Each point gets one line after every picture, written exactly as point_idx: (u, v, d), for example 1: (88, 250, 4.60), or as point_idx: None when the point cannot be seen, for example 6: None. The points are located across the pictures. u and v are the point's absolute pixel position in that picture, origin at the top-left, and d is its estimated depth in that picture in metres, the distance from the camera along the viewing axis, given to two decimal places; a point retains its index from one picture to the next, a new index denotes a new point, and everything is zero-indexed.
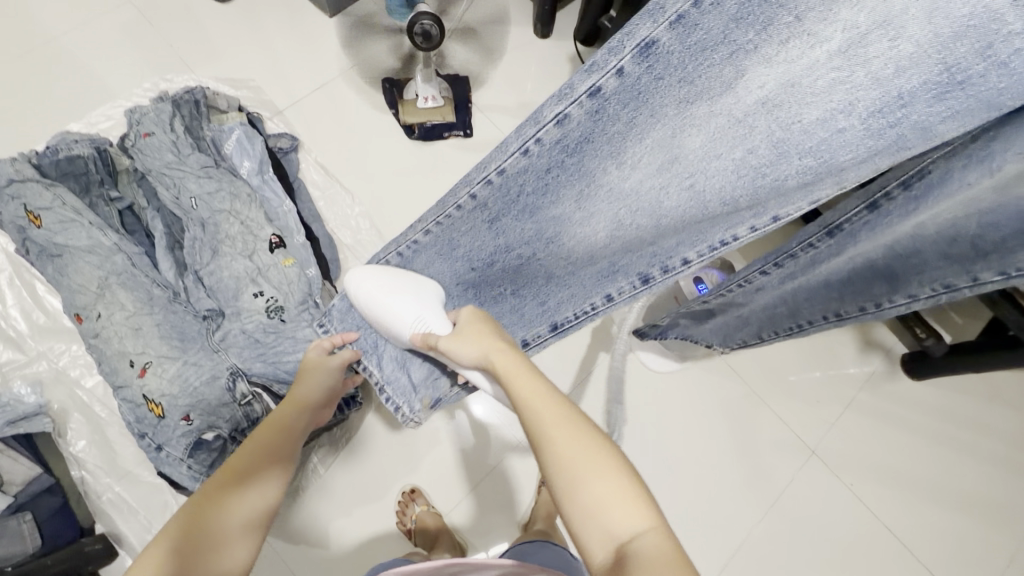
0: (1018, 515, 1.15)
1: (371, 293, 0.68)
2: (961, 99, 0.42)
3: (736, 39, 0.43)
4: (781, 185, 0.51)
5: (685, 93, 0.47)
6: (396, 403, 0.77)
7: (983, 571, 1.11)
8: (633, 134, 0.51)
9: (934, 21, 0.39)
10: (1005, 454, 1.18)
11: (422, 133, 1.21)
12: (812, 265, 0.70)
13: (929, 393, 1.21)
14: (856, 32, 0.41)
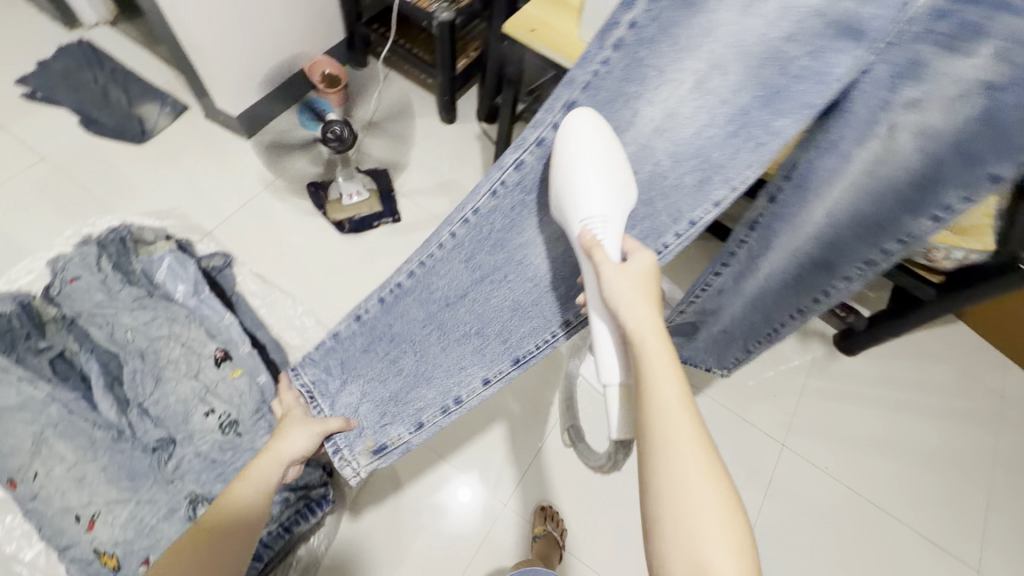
0: (980, 459, 1.22)
1: (584, 156, 0.53)
2: (784, 103, 0.51)
3: (625, 91, 0.53)
4: (686, 190, 0.59)
5: None
6: (338, 445, 0.81)
7: (969, 521, 1.15)
8: None
9: (744, 57, 0.49)
10: (948, 404, 1.27)
11: (353, 226, 1.27)
12: (752, 261, 0.75)
13: (869, 365, 1.30)
14: (701, 73, 0.51)
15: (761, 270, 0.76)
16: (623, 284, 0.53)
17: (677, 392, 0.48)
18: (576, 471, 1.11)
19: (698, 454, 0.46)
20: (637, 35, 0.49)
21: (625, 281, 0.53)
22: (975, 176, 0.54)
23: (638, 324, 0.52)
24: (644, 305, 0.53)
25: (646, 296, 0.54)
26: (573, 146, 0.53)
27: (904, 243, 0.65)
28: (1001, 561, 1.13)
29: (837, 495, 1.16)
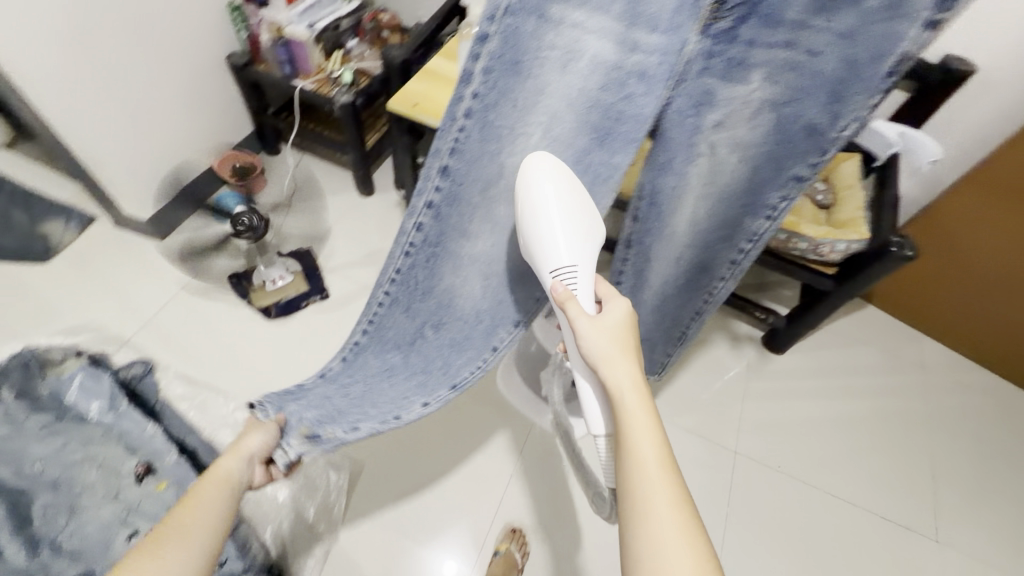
0: (915, 430, 1.29)
1: (548, 205, 0.56)
2: (615, 145, 0.59)
3: (487, 152, 0.57)
4: None
5: (482, 188, 0.61)
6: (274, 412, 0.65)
7: (918, 492, 1.21)
8: (472, 220, 0.64)
9: (569, 110, 0.56)
10: (875, 383, 1.35)
11: (281, 310, 1.26)
12: (640, 274, 0.80)
13: (800, 360, 1.37)
14: (542, 128, 0.57)
15: (652, 277, 0.80)
16: (599, 342, 0.57)
17: (653, 446, 0.50)
18: (544, 520, 1.06)
19: (671, 505, 0.47)
20: (482, 102, 0.53)
21: (602, 339, 0.57)
22: (783, 180, 0.60)
23: (615, 379, 0.55)
24: (624, 360, 0.56)
25: (621, 351, 0.57)
26: (538, 191, 0.56)
27: (749, 245, 0.70)
28: (954, 525, 1.18)
29: (794, 492, 1.19)
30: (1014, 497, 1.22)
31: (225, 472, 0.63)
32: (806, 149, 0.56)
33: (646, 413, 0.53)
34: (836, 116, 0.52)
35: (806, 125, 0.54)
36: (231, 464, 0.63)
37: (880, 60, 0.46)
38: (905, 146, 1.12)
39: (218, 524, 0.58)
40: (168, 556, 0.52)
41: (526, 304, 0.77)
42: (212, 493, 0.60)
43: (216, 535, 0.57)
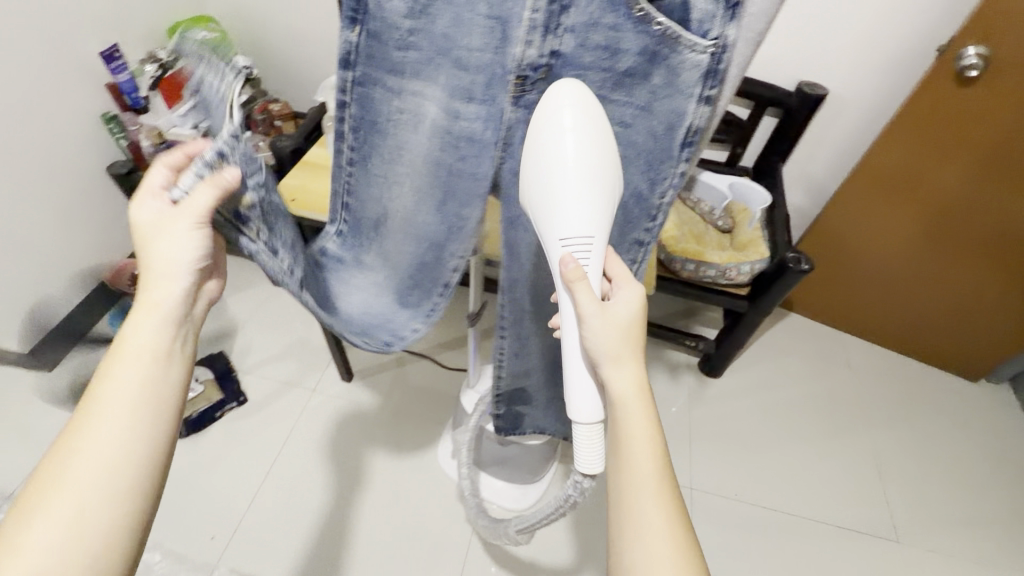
0: (854, 428, 1.32)
1: (564, 158, 0.45)
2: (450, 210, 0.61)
3: (368, 191, 0.62)
4: (426, 266, 0.67)
5: (377, 219, 0.64)
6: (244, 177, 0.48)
7: (869, 491, 1.22)
8: (373, 244, 0.66)
9: (424, 169, 0.59)
10: (810, 388, 1.38)
11: (192, 425, 1.15)
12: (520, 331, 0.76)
13: (737, 378, 1.39)
14: (413, 179, 0.60)
15: (542, 329, 0.76)
16: (612, 340, 0.51)
17: (651, 456, 0.52)
18: None
19: (661, 511, 0.50)
20: (359, 154, 0.59)
21: (615, 335, 0.51)
22: (629, 243, 0.60)
23: (623, 384, 0.52)
24: (635, 365, 0.52)
25: (631, 352, 0.52)
26: (555, 133, 0.46)
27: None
28: (911, 519, 1.18)
29: (758, 517, 1.17)
30: (958, 478, 1.25)
31: (163, 295, 0.45)
32: (641, 213, 0.56)
33: (647, 421, 0.52)
34: (655, 180, 0.53)
35: (636, 191, 0.55)
36: (178, 240, 0.45)
37: (674, 131, 0.49)
38: (736, 195, 1.25)
39: (172, 365, 0.46)
40: (110, 433, 0.42)
41: (428, 304, 0.70)
42: (152, 315, 0.45)
43: (170, 391, 0.46)
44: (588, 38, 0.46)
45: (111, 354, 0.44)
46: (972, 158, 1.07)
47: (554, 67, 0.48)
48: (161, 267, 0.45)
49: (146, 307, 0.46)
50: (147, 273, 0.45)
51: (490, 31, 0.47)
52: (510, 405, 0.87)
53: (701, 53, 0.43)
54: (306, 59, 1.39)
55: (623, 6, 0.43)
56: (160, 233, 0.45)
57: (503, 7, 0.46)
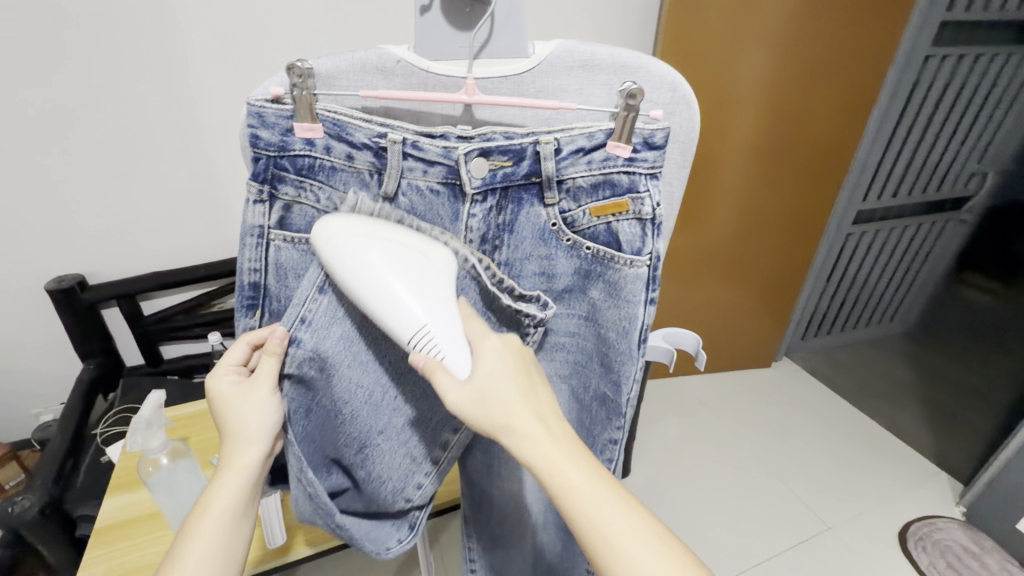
0: (743, 454, 1.49)
1: (366, 273, 0.32)
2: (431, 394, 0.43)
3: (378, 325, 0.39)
4: (394, 473, 0.43)
5: (369, 389, 0.40)
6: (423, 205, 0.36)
7: (786, 500, 1.36)
8: (364, 408, 0.41)
9: None
10: (695, 439, 1.53)
11: None
12: (497, 544, 0.59)
13: (642, 465, 1.44)
14: None
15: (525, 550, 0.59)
16: (478, 412, 0.34)
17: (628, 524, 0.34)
18: None
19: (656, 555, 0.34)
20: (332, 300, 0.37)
21: (480, 405, 0.34)
22: (601, 445, 0.47)
23: (532, 449, 0.34)
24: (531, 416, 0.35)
25: (517, 399, 0.35)
26: (355, 261, 0.32)
27: None
28: (824, 505, 1.36)
29: None
30: (820, 449, 1.52)
31: (247, 458, 0.40)
32: (608, 415, 0.45)
33: (584, 471, 0.35)
34: (618, 382, 0.43)
35: (598, 393, 0.45)
36: (262, 401, 0.39)
37: (629, 334, 0.40)
38: None
39: (247, 513, 0.41)
40: None
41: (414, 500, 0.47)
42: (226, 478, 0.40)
43: (239, 545, 0.40)
44: (523, 269, 0.39)
45: (201, 505, 0.39)
46: (690, 216, 1.40)
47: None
48: (244, 434, 0.39)
49: (223, 475, 0.40)
50: (229, 442, 0.40)
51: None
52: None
53: (535, 332, 0.39)
54: (9, 376, 1.00)
55: (552, 239, 0.38)
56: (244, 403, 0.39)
57: (430, 219, 0.36)
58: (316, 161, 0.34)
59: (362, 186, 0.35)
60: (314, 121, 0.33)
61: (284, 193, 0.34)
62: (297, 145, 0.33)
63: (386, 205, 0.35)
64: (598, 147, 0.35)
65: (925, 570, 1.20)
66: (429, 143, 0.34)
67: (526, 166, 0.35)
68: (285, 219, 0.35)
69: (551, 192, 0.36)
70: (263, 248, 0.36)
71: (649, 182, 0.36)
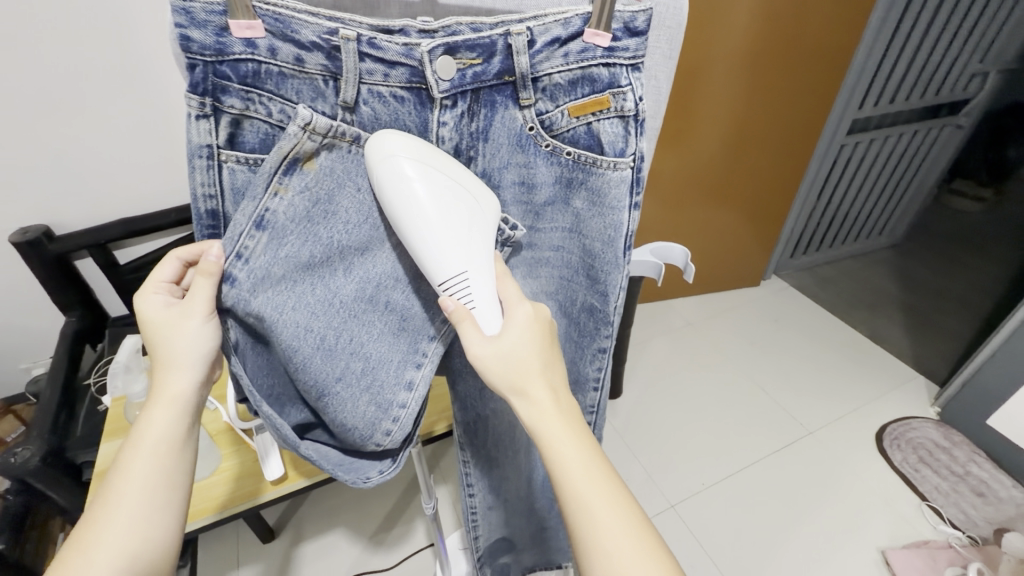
0: (730, 370, 1.54)
1: (411, 204, 0.32)
2: (389, 327, 0.41)
3: (320, 265, 0.36)
4: (364, 420, 0.42)
5: (317, 334, 0.37)
6: (386, 111, 0.33)
7: (769, 409, 1.43)
8: (317, 354, 0.38)
9: (356, 271, 0.38)
10: (685, 359, 1.57)
11: None
12: (494, 467, 0.62)
13: (635, 386, 1.49)
14: (367, 279, 0.39)
15: (512, 474, 0.63)
16: (500, 369, 0.35)
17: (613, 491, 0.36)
18: None
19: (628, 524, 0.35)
20: (272, 234, 0.34)
21: (503, 364, 0.35)
22: (591, 354, 0.49)
23: (538, 415, 0.35)
24: (573, 444, 0.35)
25: (538, 367, 0.35)
26: (400, 187, 0.32)
27: (595, 416, 0.55)
28: (806, 411, 1.42)
29: (729, 489, 1.25)
30: (804, 361, 1.57)
31: (176, 387, 0.42)
32: (596, 325, 0.46)
33: (580, 444, 0.35)
34: (605, 293, 0.43)
35: (585, 306, 0.46)
36: (194, 330, 0.41)
37: (614, 243, 0.40)
38: None
39: (185, 444, 0.43)
40: (114, 505, 0.39)
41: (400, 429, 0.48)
42: (159, 405, 0.42)
43: (181, 470, 0.43)
44: (502, 179, 0.36)
45: (132, 438, 0.41)
46: (677, 135, 1.34)
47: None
48: (172, 361, 0.41)
49: (156, 402, 0.42)
50: (159, 368, 0.42)
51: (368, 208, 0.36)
52: (494, 559, 0.76)
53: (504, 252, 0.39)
54: None
55: (530, 145, 0.35)
56: (169, 330, 0.41)
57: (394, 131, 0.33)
58: (261, 67, 0.30)
59: (315, 100, 0.32)
60: (252, 18, 0.28)
61: (230, 106, 0.30)
62: (236, 47, 0.29)
63: (347, 116, 0.32)
64: (575, 37, 0.32)
65: (897, 464, 1.29)
66: (387, 41, 0.30)
67: (498, 63, 0.32)
68: (235, 138, 0.31)
69: (526, 91, 0.32)
70: (215, 170, 0.32)
71: (632, 75, 0.33)
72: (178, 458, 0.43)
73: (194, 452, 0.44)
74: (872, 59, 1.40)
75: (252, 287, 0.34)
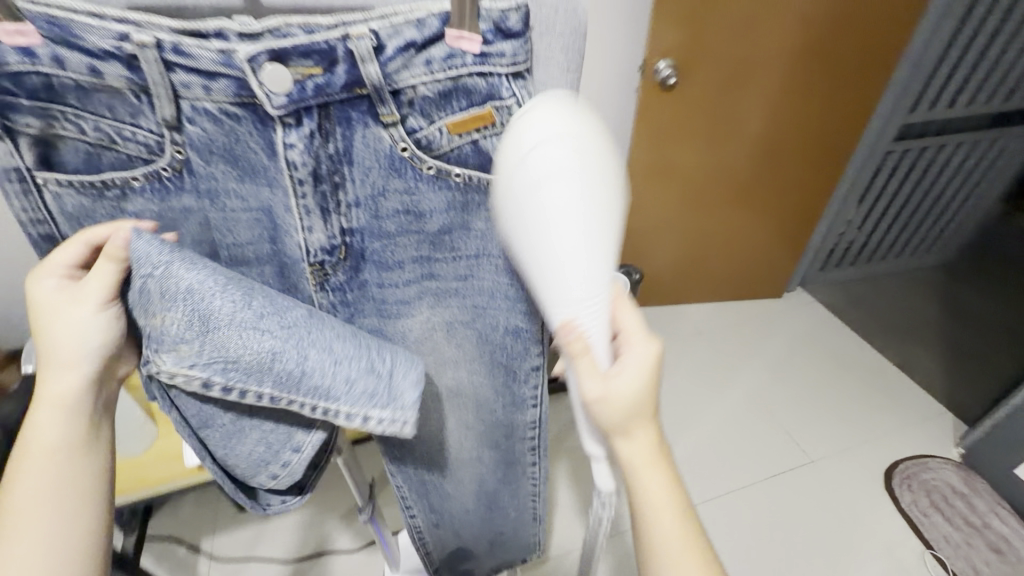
0: (737, 385, 1.46)
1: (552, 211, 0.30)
2: None
3: None
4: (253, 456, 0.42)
5: None
6: (217, 124, 0.30)
7: (773, 432, 1.34)
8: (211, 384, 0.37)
9: None
10: (689, 369, 1.49)
11: None
12: (429, 492, 0.59)
13: None
14: None
15: (450, 493, 0.60)
16: (613, 403, 0.37)
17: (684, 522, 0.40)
18: None
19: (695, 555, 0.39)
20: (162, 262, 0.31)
21: (615, 399, 0.37)
22: (523, 374, 0.46)
23: (633, 452, 0.39)
24: (662, 479, 0.39)
25: (643, 408, 0.38)
26: (541, 194, 0.30)
27: (537, 430, 0.53)
28: (811, 437, 1.33)
29: (716, 512, 1.19)
30: (819, 384, 1.47)
31: (64, 387, 0.38)
32: (525, 346, 0.43)
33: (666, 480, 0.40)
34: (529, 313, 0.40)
35: (510, 328, 0.41)
36: (81, 320, 0.37)
37: None
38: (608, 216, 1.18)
39: (89, 450, 0.40)
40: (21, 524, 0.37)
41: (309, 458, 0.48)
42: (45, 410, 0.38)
43: (91, 477, 0.39)
44: (381, 209, 0.33)
45: (26, 446, 0.38)
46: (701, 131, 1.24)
47: (354, 246, 0.35)
48: (57, 359, 0.37)
49: (42, 406, 0.37)
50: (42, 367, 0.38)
51: (252, 226, 0.34)
52: (454, 566, 0.73)
53: (410, 270, 0.37)
54: None
55: (406, 168, 0.32)
56: (56, 323, 0.36)
57: (237, 151, 0.31)
58: (57, 82, 0.28)
59: (133, 119, 0.30)
60: (21, 24, 0.27)
61: (30, 126, 0.29)
62: (12, 58, 0.27)
63: (174, 135, 0.30)
64: (435, 40, 0.29)
65: (904, 506, 1.19)
66: (196, 47, 0.27)
67: (344, 72, 0.29)
68: (52, 160, 0.30)
69: (385, 106, 0.29)
70: (35, 195, 0.31)
71: (514, 84, 0.30)
72: (83, 468, 0.39)
73: (103, 457, 0.41)
74: (928, 59, 1.26)
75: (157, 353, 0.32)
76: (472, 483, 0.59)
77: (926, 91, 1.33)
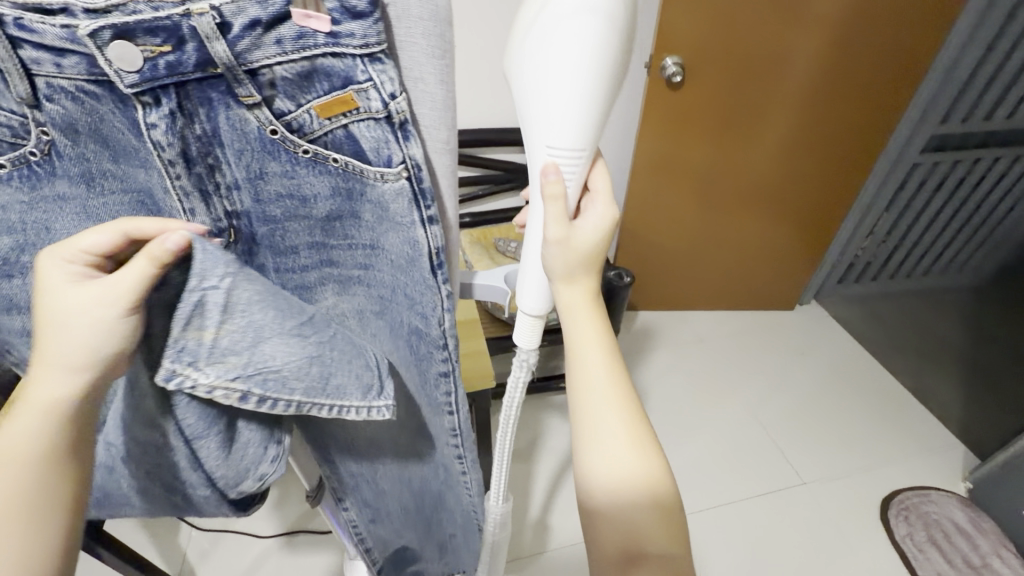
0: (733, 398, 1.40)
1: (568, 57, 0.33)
2: None
3: None
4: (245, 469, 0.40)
5: None
6: (75, 103, 0.29)
7: (766, 450, 1.29)
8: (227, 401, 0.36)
9: None
10: (683, 378, 1.44)
11: None
12: (361, 494, 0.59)
13: None
14: None
15: (381, 489, 0.59)
16: (573, 246, 0.41)
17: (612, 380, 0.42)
18: None
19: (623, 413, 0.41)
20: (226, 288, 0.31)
21: (576, 242, 0.41)
22: (434, 378, 0.45)
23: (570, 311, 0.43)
24: (596, 339, 0.43)
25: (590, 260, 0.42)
26: (561, 36, 0.32)
27: (459, 436, 0.52)
28: (806, 458, 1.27)
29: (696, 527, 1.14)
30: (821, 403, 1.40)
31: (57, 391, 0.30)
32: (429, 348, 0.42)
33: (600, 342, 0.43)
34: (426, 314, 0.40)
35: (411, 327, 0.41)
36: (95, 326, 0.30)
37: (417, 262, 0.37)
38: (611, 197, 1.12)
39: (73, 467, 0.31)
40: None
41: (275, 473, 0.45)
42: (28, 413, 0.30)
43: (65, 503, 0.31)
44: (261, 192, 0.33)
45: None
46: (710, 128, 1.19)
47: (243, 230, 0.34)
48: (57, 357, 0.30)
49: (26, 408, 0.30)
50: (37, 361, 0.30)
51: (133, 208, 0.33)
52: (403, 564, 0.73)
53: (307, 259, 0.36)
54: None
55: (279, 151, 0.31)
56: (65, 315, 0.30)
57: (102, 128, 0.30)
58: None
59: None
60: None
61: None
62: None
63: (35, 114, 0.28)
64: (280, 19, 0.28)
65: (898, 538, 1.13)
66: (40, 22, 0.26)
67: (195, 51, 0.28)
68: None
69: (243, 87, 0.29)
70: None
71: (370, 67, 0.30)
72: (67, 493, 0.31)
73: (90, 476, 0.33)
74: (962, 66, 1.19)
75: (190, 368, 0.31)
76: (406, 481, 0.58)
77: (959, 101, 1.26)
